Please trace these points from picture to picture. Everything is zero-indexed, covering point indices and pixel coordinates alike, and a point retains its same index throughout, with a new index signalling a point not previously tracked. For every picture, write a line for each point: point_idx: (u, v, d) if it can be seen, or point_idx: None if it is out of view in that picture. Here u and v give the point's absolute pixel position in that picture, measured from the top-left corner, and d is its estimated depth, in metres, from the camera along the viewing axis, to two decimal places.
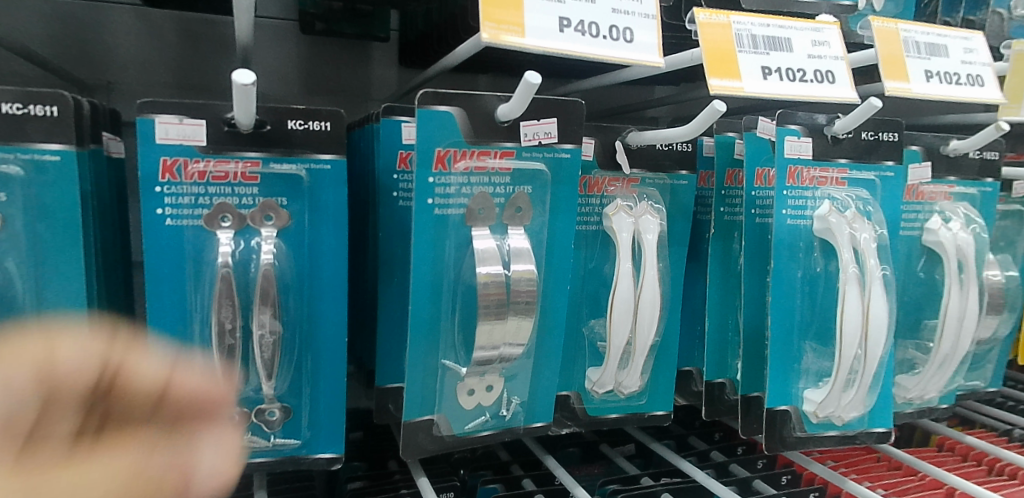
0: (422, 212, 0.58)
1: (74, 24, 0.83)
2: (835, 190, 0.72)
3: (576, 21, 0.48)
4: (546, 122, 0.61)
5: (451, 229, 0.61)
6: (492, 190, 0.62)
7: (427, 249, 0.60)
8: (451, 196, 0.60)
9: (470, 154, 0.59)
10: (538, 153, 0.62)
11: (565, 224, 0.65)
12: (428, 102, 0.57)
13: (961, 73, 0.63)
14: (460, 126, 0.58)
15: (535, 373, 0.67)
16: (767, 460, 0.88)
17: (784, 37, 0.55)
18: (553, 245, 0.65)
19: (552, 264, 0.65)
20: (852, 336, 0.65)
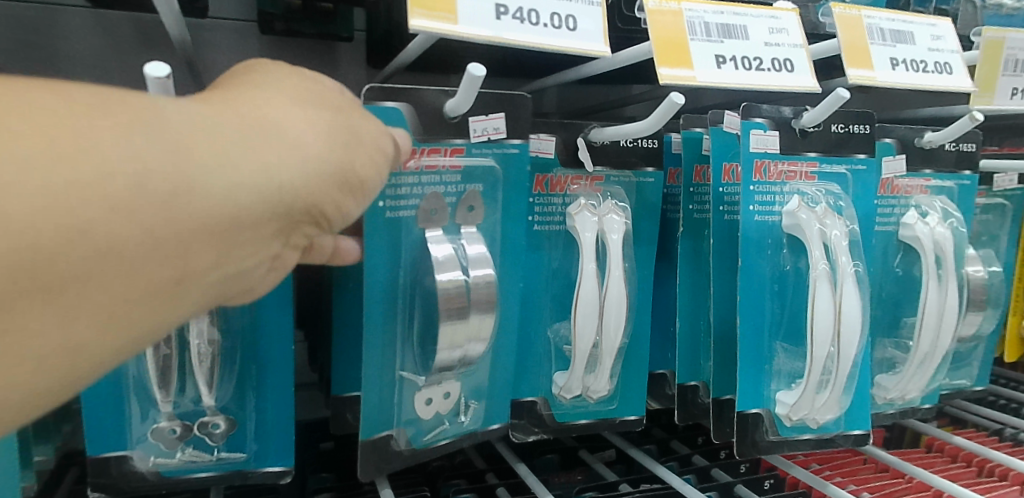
0: (373, 215, 0.56)
1: (23, 26, 0.80)
2: (805, 184, 0.70)
3: (514, 8, 0.48)
4: (497, 117, 0.60)
5: (403, 232, 0.58)
6: (443, 189, 0.59)
7: (378, 251, 0.57)
8: (403, 198, 0.58)
9: (419, 153, 0.57)
10: (488, 151, 0.61)
11: (519, 220, 0.63)
12: (373, 97, 0.54)
13: (929, 61, 0.61)
14: (409, 123, 0.56)
15: (494, 375, 0.65)
16: (749, 464, 0.86)
17: (740, 24, 0.52)
18: (506, 247, 0.63)
19: (508, 264, 0.63)
20: (823, 335, 0.63)
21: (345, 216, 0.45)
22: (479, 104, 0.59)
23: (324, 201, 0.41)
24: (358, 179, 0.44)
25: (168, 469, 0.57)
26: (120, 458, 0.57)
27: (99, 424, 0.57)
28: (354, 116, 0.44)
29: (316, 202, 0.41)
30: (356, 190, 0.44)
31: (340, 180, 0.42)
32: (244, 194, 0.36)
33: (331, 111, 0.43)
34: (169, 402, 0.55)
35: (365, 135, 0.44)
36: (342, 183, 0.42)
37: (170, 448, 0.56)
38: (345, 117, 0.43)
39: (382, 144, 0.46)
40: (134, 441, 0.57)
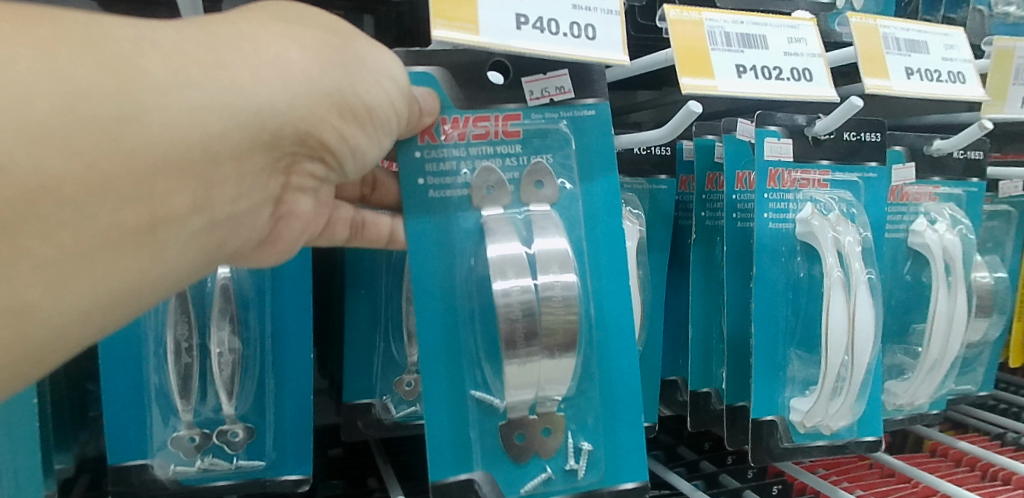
0: (416, 195, 0.52)
1: None
2: (817, 192, 0.70)
3: (535, 17, 0.48)
4: (555, 73, 0.54)
5: (459, 213, 0.54)
6: (501, 163, 0.54)
7: (427, 241, 0.53)
8: (449, 175, 0.53)
9: (466, 121, 0.53)
10: (559, 116, 0.55)
11: (611, 210, 0.55)
12: (405, 62, 0.52)
13: (942, 70, 0.62)
14: (447, 90, 0.52)
15: (614, 417, 0.55)
16: (758, 469, 0.84)
17: (759, 34, 0.53)
18: (599, 248, 0.55)
19: (604, 268, 0.55)
20: (838, 343, 0.63)
21: (344, 153, 0.46)
22: (529, 61, 0.54)
23: (316, 126, 0.42)
24: (356, 102, 0.44)
25: (187, 478, 0.57)
26: (140, 467, 0.57)
27: (121, 433, 0.57)
28: (347, 38, 0.44)
29: (306, 127, 0.42)
30: (354, 115, 0.44)
31: (331, 103, 0.43)
32: (217, 118, 0.36)
33: (323, 34, 0.43)
34: (189, 409, 0.55)
35: (361, 61, 0.44)
36: (335, 106, 0.43)
37: (190, 457, 0.56)
38: (338, 39, 0.44)
39: (383, 71, 0.46)
40: (154, 450, 0.57)
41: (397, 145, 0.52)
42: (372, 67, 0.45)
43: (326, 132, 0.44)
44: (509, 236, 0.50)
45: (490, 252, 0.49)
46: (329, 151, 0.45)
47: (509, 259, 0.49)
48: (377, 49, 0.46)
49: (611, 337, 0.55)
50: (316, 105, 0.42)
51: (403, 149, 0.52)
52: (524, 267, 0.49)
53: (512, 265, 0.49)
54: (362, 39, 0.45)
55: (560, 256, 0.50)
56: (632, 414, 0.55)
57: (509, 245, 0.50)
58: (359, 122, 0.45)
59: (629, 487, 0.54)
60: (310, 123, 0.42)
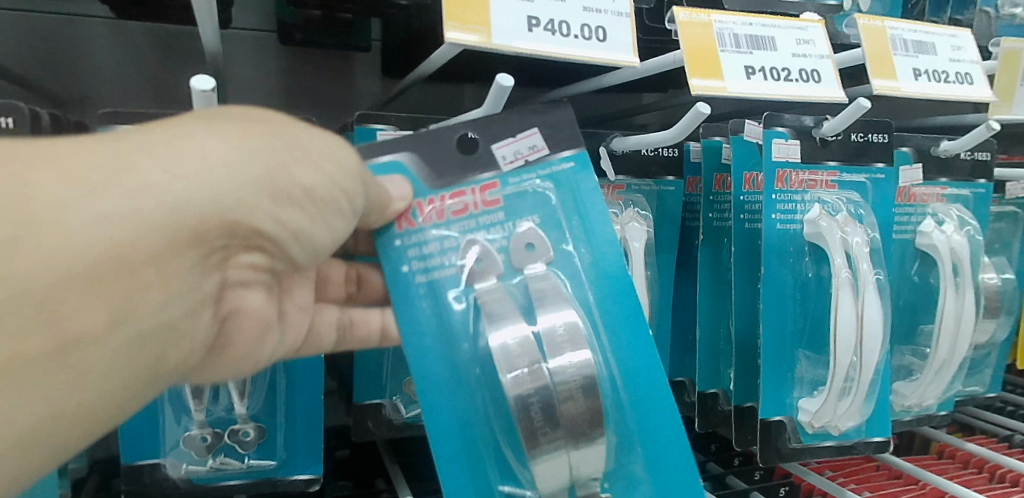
0: (402, 283, 0.52)
1: (45, 37, 0.80)
2: (825, 193, 0.70)
3: (546, 20, 0.48)
4: (526, 135, 0.54)
5: (451, 295, 0.52)
6: (486, 234, 0.53)
7: (422, 330, 0.52)
8: (432, 257, 0.52)
9: (442, 199, 0.52)
10: (535, 174, 0.54)
11: (614, 270, 0.54)
12: (368, 154, 0.52)
13: (950, 71, 0.62)
14: (417, 173, 0.52)
15: (667, 486, 0.51)
16: (765, 471, 0.85)
17: (768, 36, 0.53)
18: (609, 302, 0.53)
19: (620, 333, 0.53)
20: (846, 343, 0.63)
21: (294, 243, 0.44)
22: (496, 126, 0.54)
23: (249, 214, 0.40)
24: (294, 187, 0.42)
25: (199, 477, 0.57)
26: (153, 466, 0.57)
27: (133, 432, 0.57)
28: (280, 126, 0.43)
29: (238, 217, 0.39)
30: (293, 197, 0.42)
31: (266, 190, 0.41)
32: (122, 229, 0.34)
33: (249, 127, 0.42)
34: (201, 409, 0.55)
35: (295, 147, 0.43)
36: (268, 191, 0.41)
37: (201, 457, 0.56)
38: (272, 129, 0.43)
39: (326, 152, 0.44)
40: (166, 450, 0.57)
41: (375, 236, 0.52)
42: (312, 148, 0.44)
43: (262, 220, 0.41)
44: (512, 317, 0.48)
45: (493, 339, 0.46)
46: (274, 239, 0.43)
47: (515, 344, 0.46)
48: (316, 134, 0.45)
49: (642, 401, 0.52)
50: (246, 190, 0.40)
51: (381, 239, 0.52)
52: (533, 349, 0.46)
53: (519, 346, 0.46)
54: (299, 127, 0.45)
55: (566, 327, 0.47)
56: (682, 471, 0.51)
57: (513, 327, 0.47)
58: (306, 206, 0.43)
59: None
60: (243, 212, 0.40)
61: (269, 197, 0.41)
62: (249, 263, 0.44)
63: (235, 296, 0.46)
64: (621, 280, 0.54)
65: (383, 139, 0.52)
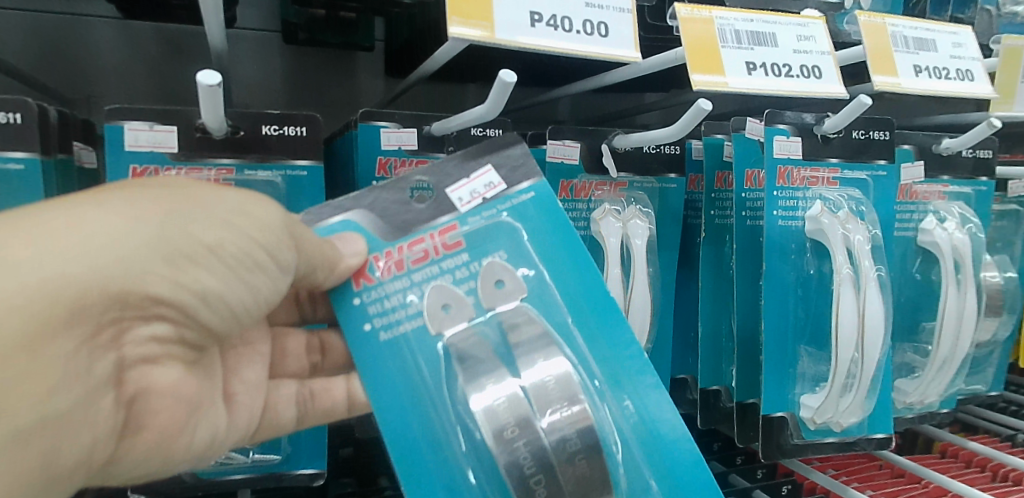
0: (366, 342, 0.51)
1: (51, 36, 0.80)
2: (827, 190, 0.71)
3: (548, 15, 0.49)
4: (480, 173, 0.52)
5: (419, 347, 0.51)
6: (452, 278, 0.52)
7: (393, 391, 0.50)
8: (394, 311, 0.51)
9: (399, 249, 0.51)
10: (496, 209, 0.52)
11: (596, 301, 0.52)
12: (319, 217, 0.52)
13: (951, 68, 0.62)
14: (372, 229, 0.52)
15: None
16: (767, 469, 0.85)
17: (769, 32, 0.54)
18: (595, 330, 0.52)
19: (611, 365, 0.51)
20: (847, 339, 0.64)
21: (202, 306, 0.43)
22: (448, 169, 0.52)
23: (141, 279, 0.40)
24: (196, 246, 0.42)
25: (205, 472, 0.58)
26: None
27: None
28: (188, 187, 0.45)
29: (128, 284, 0.39)
30: (197, 256, 0.42)
31: (158, 251, 0.41)
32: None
33: (163, 199, 0.43)
34: None
35: (202, 209, 0.44)
36: (162, 253, 0.41)
37: None
38: (176, 191, 0.44)
39: (233, 207, 0.45)
40: None
41: (332, 298, 0.51)
42: (217, 206, 0.44)
43: (157, 285, 0.41)
44: (495, 376, 0.46)
45: (477, 405, 0.45)
46: (180, 305, 0.42)
47: (501, 404, 0.44)
48: (225, 192, 0.46)
49: (651, 437, 0.50)
50: (137, 253, 0.40)
51: (338, 299, 0.51)
52: (523, 407, 0.44)
53: (507, 405, 0.44)
54: (211, 188, 0.46)
55: (553, 385, 0.45)
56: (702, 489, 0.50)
57: (499, 387, 0.45)
58: (212, 267, 0.43)
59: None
60: (133, 279, 0.40)
61: (161, 259, 0.41)
62: (151, 334, 0.42)
63: (141, 371, 0.42)
64: (604, 307, 0.52)
65: (333, 201, 0.52)
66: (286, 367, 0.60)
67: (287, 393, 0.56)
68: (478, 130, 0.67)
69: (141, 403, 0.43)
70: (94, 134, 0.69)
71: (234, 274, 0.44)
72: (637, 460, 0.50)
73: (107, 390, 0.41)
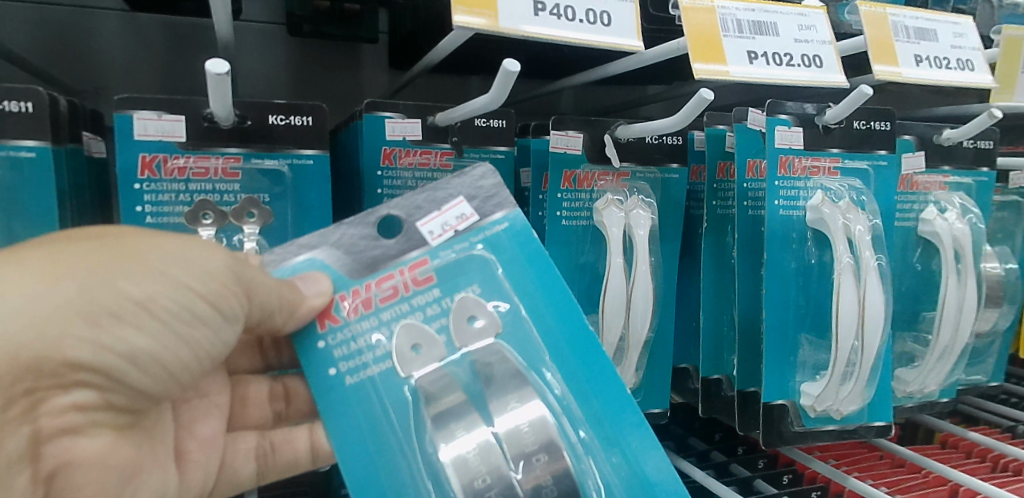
0: (332, 387, 0.50)
1: (58, 28, 0.81)
2: (828, 180, 0.71)
3: (552, 4, 0.49)
4: (451, 205, 0.52)
5: (386, 390, 0.50)
6: (423, 315, 0.52)
7: (359, 438, 0.49)
8: (361, 353, 0.50)
9: (368, 287, 0.51)
10: (468, 242, 0.52)
11: (572, 336, 0.52)
12: (281, 257, 0.51)
13: (952, 58, 0.63)
14: (339, 268, 0.51)
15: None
16: (767, 459, 0.85)
17: (770, 22, 0.54)
18: (570, 367, 0.51)
19: (590, 403, 0.51)
20: (848, 328, 0.64)
21: (133, 370, 0.41)
22: (420, 204, 0.52)
23: (62, 343, 0.38)
24: (124, 303, 0.40)
25: None
26: None
27: None
28: (123, 237, 0.44)
29: (47, 349, 0.38)
30: (125, 315, 0.40)
31: (80, 312, 0.39)
32: None
33: (97, 256, 0.41)
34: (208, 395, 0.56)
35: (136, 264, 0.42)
36: (83, 314, 0.39)
37: None
38: (108, 242, 0.43)
39: (175, 259, 0.43)
40: None
41: (295, 339, 0.50)
42: (151, 258, 0.43)
43: (80, 349, 0.39)
44: (467, 424, 0.48)
45: (448, 456, 0.47)
46: (106, 371, 0.40)
47: (474, 456, 0.46)
48: (158, 242, 0.44)
49: (632, 475, 0.50)
50: (56, 315, 0.38)
51: (302, 342, 0.50)
52: (495, 459, 0.46)
53: (478, 455, 0.46)
54: (145, 237, 0.44)
55: (528, 431, 0.47)
56: None
57: (471, 436, 0.47)
58: (143, 325, 0.41)
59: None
60: (50, 344, 0.38)
61: (83, 321, 0.39)
62: (71, 404, 0.39)
63: (64, 443, 0.40)
64: (580, 342, 0.52)
65: (297, 240, 0.52)
66: (248, 418, 0.59)
67: (245, 447, 0.56)
68: (482, 121, 0.69)
69: (63, 476, 0.40)
70: (103, 125, 0.70)
71: (170, 331, 0.42)
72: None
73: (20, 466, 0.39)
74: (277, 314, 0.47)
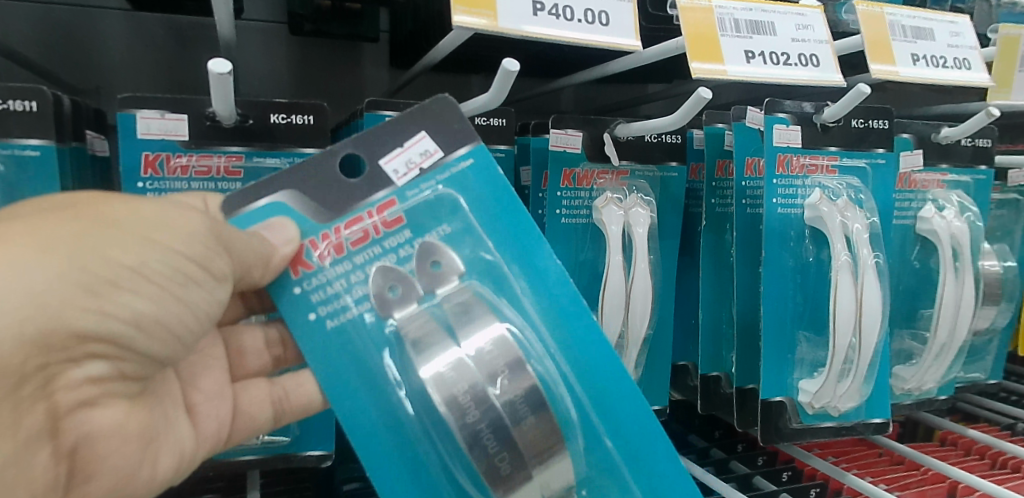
0: (313, 332, 0.51)
1: (62, 28, 0.82)
2: (826, 178, 0.72)
3: (550, 4, 0.50)
4: (414, 141, 0.52)
5: (367, 331, 0.51)
6: (395, 258, 0.52)
7: (344, 379, 0.50)
8: (338, 296, 0.51)
9: (337, 231, 0.51)
10: (433, 181, 0.53)
11: (539, 266, 0.53)
12: (241, 202, 0.50)
13: (949, 56, 0.63)
14: (303, 210, 0.51)
15: (650, 468, 0.52)
16: (767, 457, 0.86)
17: (768, 21, 0.55)
18: (541, 295, 0.53)
19: (563, 331, 0.52)
20: (846, 325, 0.65)
21: (140, 334, 0.42)
22: (379, 141, 0.52)
23: (65, 315, 0.38)
24: (118, 270, 0.40)
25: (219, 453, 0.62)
26: None
27: None
28: (92, 204, 0.42)
29: (50, 322, 0.38)
30: (121, 281, 0.41)
31: (76, 281, 0.39)
32: None
33: (73, 224, 0.40)
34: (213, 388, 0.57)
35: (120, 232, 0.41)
36: (82, 283, 0.39)
37: None
38: (80, 210, 0.42)
39: (160, 226, 0.43)
40: None
41: (272, 290, 0.51)
42: (131, 225, 0.42)
43: (83, 317, 0.39)
44: (439, 346, 0.47)
45: (426, 373, 0.45)
46: (111, 339, 0.41)
47: (449, 372, 0.45)
48: (135, 206, 0.43)
49: (607, 391, 0.52)
50: (54, 286, 0.38)
51: (279, 291, 0.51)
52: (471, 373, 0.44)
53: (453, 372, 0.45)
54: (116, 202, 0.43)
55: (498, 346, 0.46)
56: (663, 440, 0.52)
57: (443, 355, 0.46)
58: (139, 288, 0.41)
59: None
60: (55, 314, 0.38)
61: (82, 291, 0.39)
62: (87, 376, 0.41)
63: (79, 419, 0.42)
64: (549, 271, 0.53)
65: (259, 182, 0.51)
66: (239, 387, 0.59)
67: (247, 403, 0.56)
68: (482, 120, 0.69)
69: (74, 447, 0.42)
70: (107, 124, 0.70)
71: (169, 293, 0.43)
72: (590, 418, 0.51)
73: (42, 442, 0.40)
74: (253, 269, 0.47)
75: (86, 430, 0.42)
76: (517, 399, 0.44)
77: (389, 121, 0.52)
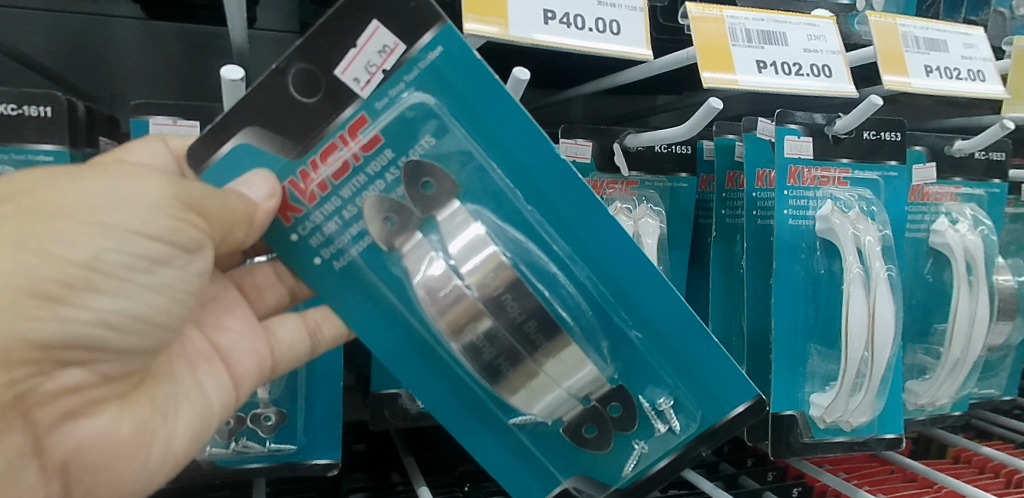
0: (321, 274, 0.51)
1: (75, 37, 0.83)
2: (837, 190, 0.71)
3: (561, 13, 0.50)
4: (368, 36, 0.46)
5: (373, 265, 0.52)
6: (384, 184, 0.50)
7: (368, 309, 0.52)
8: (336, 237, 0.51)
9: (314, 167, 0.49)
10: (401, 83, 0.48)
11: (538, 167, 0.50)
12: (205, 154, 0.48)
13: (962, 68, 0.63)
14: (267, 146, 0.48)
15: (679, 349, 0.53)
16: (777, 473, 0.84)
17: (780, 31, 0.54)
18: (544, 194, 0.51)
19: (569, 234, 0.51)
20: (857, 338, 0.64)
21: (112, 334, 0.43)
22: (327, 46, 0.46)
23: (18, 323, 0.39)
24: (71, 267, 0.41)
25: (222, 460, 0.62)
26: None
27: None
28: (48, 191, 0.42)
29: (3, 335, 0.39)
30: (78, 282, 0.41)
31: (30, 290, 0.39)
32: None
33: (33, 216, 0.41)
34: None
35: (78, 221, 0.41)
36: (36, 293, 0.40)
37: (224, 440, 0.61)
38: (32, 201, 0.41)
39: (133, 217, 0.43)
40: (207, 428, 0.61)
41: (271, 243, 0.51)
42: (78, 210, 0.41)
43: (35, 326, 0.40)
44: (427, 260, 0.49)
45: (418, 282, 0.49)
46: (72, 334, 0.42)
47: (438, 285, 0.48)
48: (81, 184, 0.42)
49: (615, 293, 0.52)
50: (10, 298, 0.39)
51: (278, 242, 0.51)
52: (449, 283, 0.48)
53: (452, 300, 0.47)
54: (67, 182, 0.42)
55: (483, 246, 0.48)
56: (683, 324, 0.52)
57: (438, 279, 0.48)
58: (102, 286, 0.42)
59: (741, 412, 0.53)
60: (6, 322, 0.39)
61: (36, 299, 0.40)
62: (61, 387, 0.43)
63: (56, 433, 0.44)
64: (546, 167, 0.50)
65: (214, 128, 0.47)
66: None
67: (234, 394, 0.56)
68: None
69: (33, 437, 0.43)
70: (120, 130, 0.71)
71: (135, 286, 0.43)
72: (610, 319, 0.53)
73: (28, 460, 0.43)
74: (235, 228, 0.46)
75: (75, 443, 0.45)
76: (526, 320, 0.47)
77: (331, 14, 0.46)
